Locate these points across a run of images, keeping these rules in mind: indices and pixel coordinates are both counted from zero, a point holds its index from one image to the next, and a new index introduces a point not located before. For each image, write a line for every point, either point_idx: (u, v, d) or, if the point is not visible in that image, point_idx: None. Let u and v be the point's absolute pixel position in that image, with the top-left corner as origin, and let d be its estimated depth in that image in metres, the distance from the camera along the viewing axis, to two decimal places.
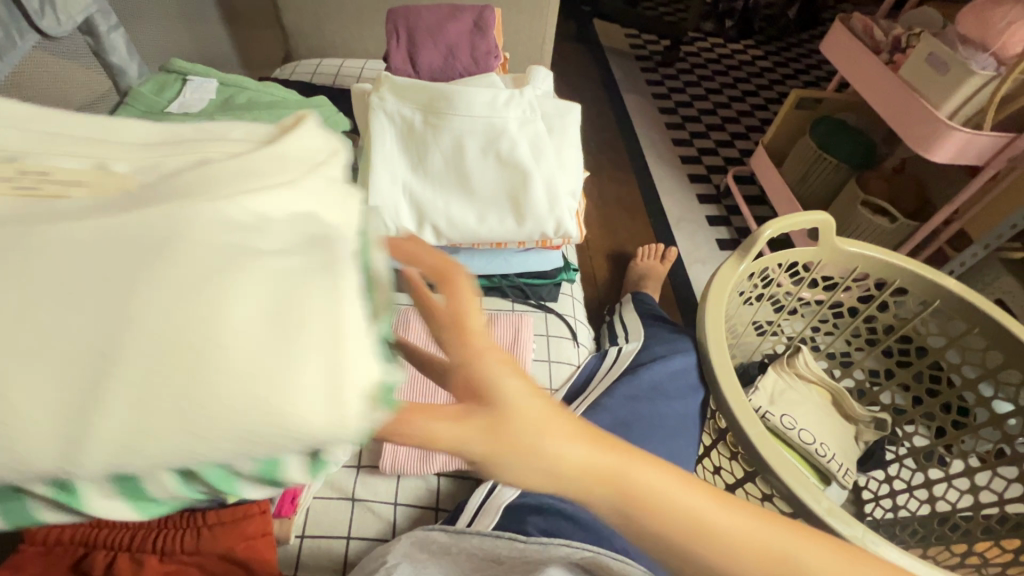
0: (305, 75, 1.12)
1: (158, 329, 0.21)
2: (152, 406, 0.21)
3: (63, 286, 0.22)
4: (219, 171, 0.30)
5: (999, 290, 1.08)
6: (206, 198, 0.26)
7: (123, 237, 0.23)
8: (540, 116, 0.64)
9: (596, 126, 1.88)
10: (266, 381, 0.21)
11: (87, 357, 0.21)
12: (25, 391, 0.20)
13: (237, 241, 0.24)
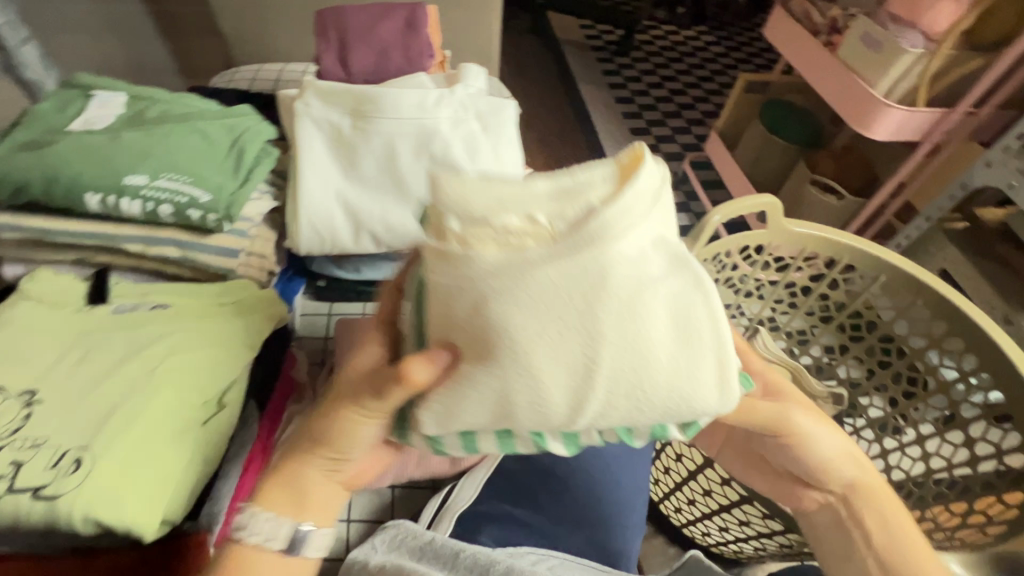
0: (243, 82, 1.08)
1: (630, 354, 0.32)
2: (623, 402, 0.32)
3: (572, 322, 0.31)
4: (589, 214, 0.31)
5: (944, 261, 1.10)
6: (610, 244, 0.31)
7: (590, 284, 0.31)
8: (474, 115, 0.63)
9: (554, 119, 1.88)
10: (678, 390, 0.33)
11: (591, 368, 0.32)
12: (558, 383, 0.32)
13: (646, 284, 0.32)
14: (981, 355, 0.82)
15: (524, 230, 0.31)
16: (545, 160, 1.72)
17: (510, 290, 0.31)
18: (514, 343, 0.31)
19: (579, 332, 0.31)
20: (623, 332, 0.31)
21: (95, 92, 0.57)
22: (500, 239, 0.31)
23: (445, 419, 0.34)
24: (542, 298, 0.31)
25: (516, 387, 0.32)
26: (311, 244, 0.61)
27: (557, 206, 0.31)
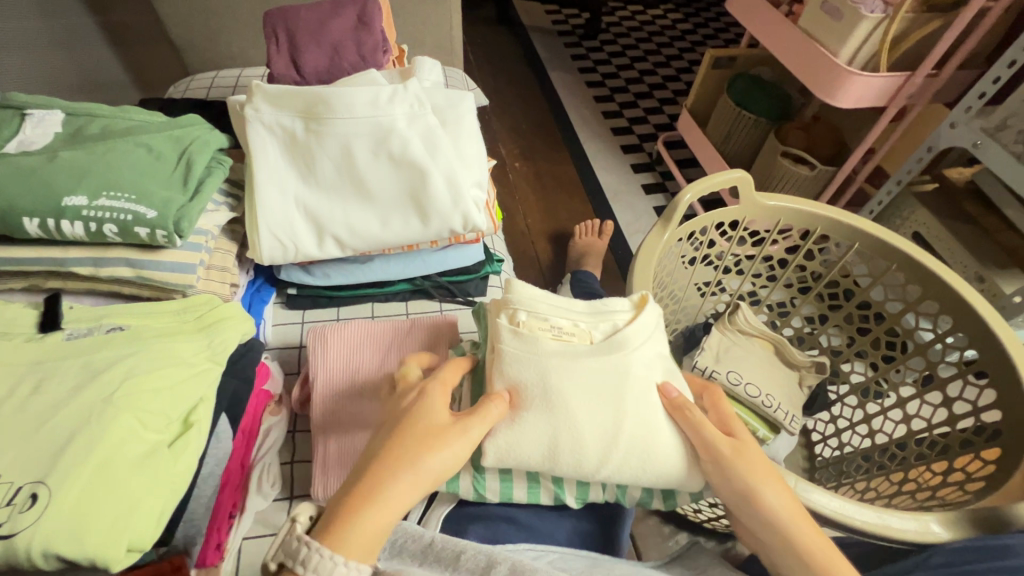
0: (199, 90, 1.05)
1: (636, 425, 0.49)
2: (631, 461, 0.48)
3: (600, 398, 0.49)
4: (615, 330, 0.52)
5: (915, 223, 1.11)
6: (630, 355, 0.51)
7: (614, 376, 0.50)
8: (431, 109, 0.61)
9: (526, 107, 1.86)
10: (669, 463, 0.49)
11: (613, 435, 0.48)
12: (589, 439, 0.48)
13: (648, 388, 0.50)
14: (953, 316, 0.82)
15: (572, 331, 0.52)
16: (519, 150, 1.70)
17: (562, 367, 0.50)
18: (563, 406, 0.49)
19: (606, 401, 0.49)
20: (636, 411, 0.49)
21: (30, 111, 0.55)
22: (556, 334, 0.51)
23: (505, 452, 0.49)
24: (579, 380, 0.49)
25: (562, 438, 0.48)
26: (274, 254, 0.60)
27: (593, 319, 0.53)
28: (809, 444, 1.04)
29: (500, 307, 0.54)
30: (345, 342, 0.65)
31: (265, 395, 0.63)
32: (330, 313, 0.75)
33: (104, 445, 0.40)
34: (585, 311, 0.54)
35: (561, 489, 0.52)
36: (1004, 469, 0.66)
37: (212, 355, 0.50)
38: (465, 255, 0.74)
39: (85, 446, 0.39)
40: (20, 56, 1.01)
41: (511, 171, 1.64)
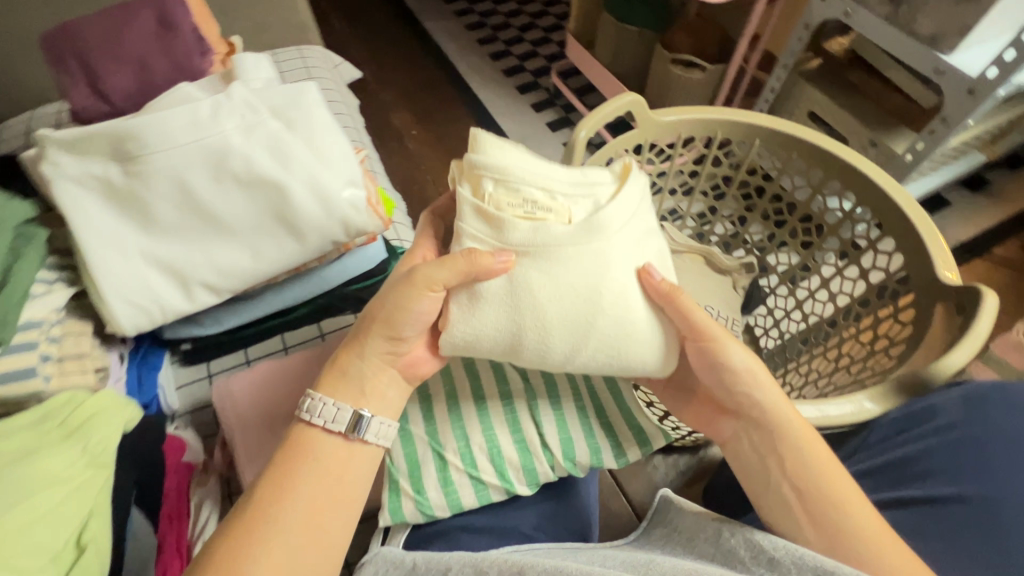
0: (16, 138, 0.87)
1: (610, 299, 0.46)
2: (598, 343, 0.47)
3: (574, 292, 0.46)
4: (596, 211, 0.48)
5: (808, 103, 1.12)
6: (611, 239, 0.47)
7: (588, 259, 0.46)
8: (268, 113, 0.54)
9: (409, 65, 1.73)
10: (633, 343, 0.47)
11: (585, 326, 0.46)
12: (556, 327, 0.46)
13: (628, 285, 0.47)
14: (855, 191, 0.84)
15: (546, 203, 0.47)
16: (413, 115, 1.60)
17: (534, 253, 0.46)
18: (530, 300, 0.46)
19: (571, 295, 0.46)
20: (607, 295, 0.46)
21: None
22: (528, 210, 0.47)
23: (465, 346, 0.47)
24: (557, 264, 0.46)
25: (527, 331, 0.46)
26: (136, 321, 0.52)
27: (572, 193, 0.48)
28: (753, 339, 1.08)
29: (466, 173, 0.49)
30: (247, 384, 0.60)
31: (185, 468, 0.57)
32: (238, 357, 0.68)
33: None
34: (570, 184, 0.48)
35: (508, 480, 0.50)
36: (919, 327, 0.70)
37: (91, 460, 0.44)
38: (363, 260, 0.69)
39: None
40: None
41: (410, 139, 1.54)
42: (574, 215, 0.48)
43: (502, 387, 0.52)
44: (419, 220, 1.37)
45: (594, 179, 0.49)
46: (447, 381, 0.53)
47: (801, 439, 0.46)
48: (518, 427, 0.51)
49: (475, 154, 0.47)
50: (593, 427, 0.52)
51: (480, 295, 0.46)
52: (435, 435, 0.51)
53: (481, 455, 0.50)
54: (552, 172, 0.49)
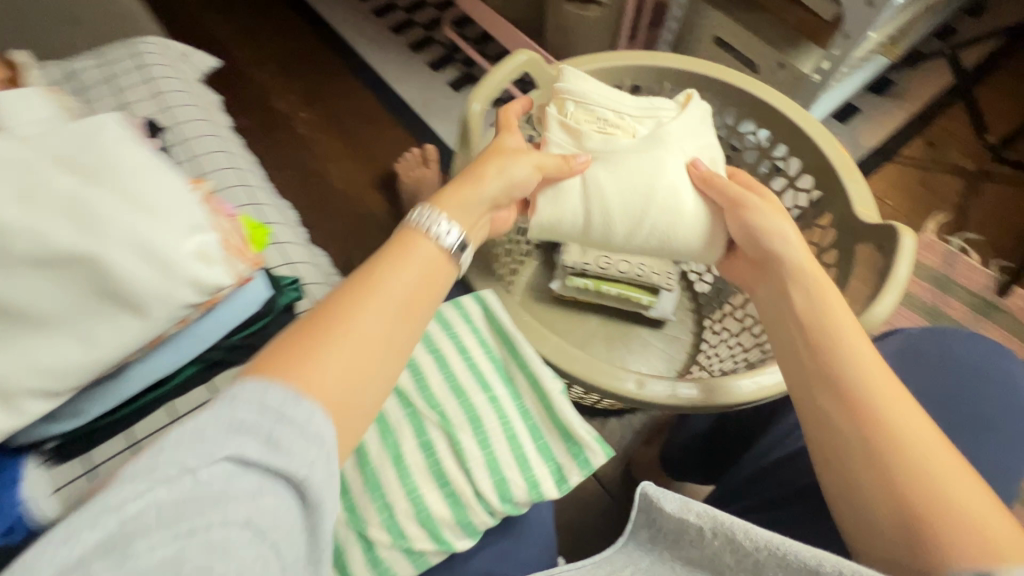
0: None
1: (643, 197, 0.66)
2: (636, 232, 0.66)
3: (645, 173, 0.66)
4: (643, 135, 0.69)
5: (711, 29, 1.06)
6: (655, 150, 0.67)
7: (655, 148, 0.67)
8: (59, 168, 0.43)
9: (284, 33, 1.52)
10: (665, 233, 0.65)
11: (637, 211, 0.66)
12: (627, 206, 0.66)
13: (688, 164, 0.67)
14: (769, 127, 0.81)
15: (615, 121, 0.70)
16: (299, 94, 1.42)
17: (600, 156, 0.68)
18: (600, 191, 0.66)
19: (629, 181, 0.66)
20: (635, 194, 0.66)
21: None
22: (603, 126, 0.70)
23: (551, 228, 0.68)
24: (619, 163, 0.67)
25: (596, 215, 0.66)
26: None
27: (639, 115, 0.71)
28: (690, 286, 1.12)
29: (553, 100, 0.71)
30: None
31: None
32: (119, 443, 0.58)
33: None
34: (640, 104, 0.72)
35: (444, 540, 0.48)
36: (841, 267, 0.70)
37: None
38: (244, 304, 0.58)
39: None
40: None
41: (300, 123, 1.38)
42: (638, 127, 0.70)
43: (422, 441, 0.50)
44: (327, 216, 1.25)
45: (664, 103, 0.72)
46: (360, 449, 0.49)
47: (841, 330, 0.52)
48: (445, 483, 0.49)
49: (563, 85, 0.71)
50: (526, 463, 0.50)
51: (562, 188, 0.66)
52: (359, 517, 0.48)
53: (410, 524, 0.48)
54: (624, 102, 0.72)
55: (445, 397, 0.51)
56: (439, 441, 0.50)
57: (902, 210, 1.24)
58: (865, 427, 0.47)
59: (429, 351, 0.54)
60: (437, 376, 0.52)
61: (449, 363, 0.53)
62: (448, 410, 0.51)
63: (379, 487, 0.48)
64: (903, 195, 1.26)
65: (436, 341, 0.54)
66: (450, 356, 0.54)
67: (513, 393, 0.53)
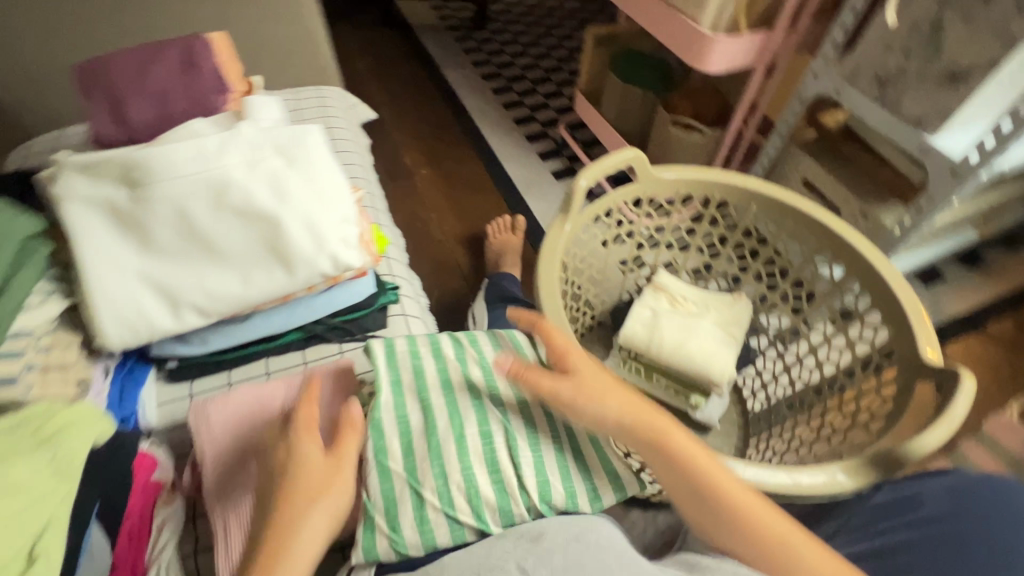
0: (42, 155, 0.93)
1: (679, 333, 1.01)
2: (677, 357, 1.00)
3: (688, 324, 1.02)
4: (696, 311, 1.05)
5: (803, 171, 1.16)
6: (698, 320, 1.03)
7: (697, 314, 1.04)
8: (272, 150, 0.57)
9: (422, 107, 1.80)
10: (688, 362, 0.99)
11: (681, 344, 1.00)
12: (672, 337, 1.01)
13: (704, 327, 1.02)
14: (845, 261, 0.88)
15: (682, 302, 1.06)
16: (424, 157, 1.65)
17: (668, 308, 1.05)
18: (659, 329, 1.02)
19: (681, 330, 1.01)
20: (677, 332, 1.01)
21: None
22: (673, 301, 1.06)
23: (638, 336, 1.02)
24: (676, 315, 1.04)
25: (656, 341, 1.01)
26: (125, 338, 0.54)
27: (698, 301, 1.07)
28: (741, 400, 1.10)
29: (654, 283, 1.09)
30: (229, 413, 0.61)
31: (153, 487, 0.58)
32: (219, 380, 0.69)
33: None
34: (702, 297, 1.08)
35: (481, 514, 0.53)
36: (902, 407, 0.72)
37: (57, 471, 0.46)
38: (355, 291, 0.71)
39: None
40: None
41: (419, 180, 1.59)
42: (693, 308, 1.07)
43: (483, 429, 0.57)
44: (419, 260, 1.40)
45: (722, 299, 1.07)
46: (429, 423, 0.57)
47: (684, 457, 0.54)
48: (497, 470, 0.55)
49: (657, 281, 1.09)
50: (568, 474, 0.56)
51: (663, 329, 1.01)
52: (414, 469, 0.55)
53: (458, 494, 0.54)
54: (689, 293, 1.08)
55: (508, 401, 0.59)
56: (497, 436, 0.57)
57: (983, 382, 1.19)
58: (743, 535, 0.52)
59: (502, 366, 0.62)
60: (504, 384, 0.61)
61: (517, 378, 0.61)
62: (508, 411, 0.59)
63: (440, 454, 0.55)
64: (985, 368, 1.22)
65: (488, 371, 0.63)
66: (514, 378, 0.62)
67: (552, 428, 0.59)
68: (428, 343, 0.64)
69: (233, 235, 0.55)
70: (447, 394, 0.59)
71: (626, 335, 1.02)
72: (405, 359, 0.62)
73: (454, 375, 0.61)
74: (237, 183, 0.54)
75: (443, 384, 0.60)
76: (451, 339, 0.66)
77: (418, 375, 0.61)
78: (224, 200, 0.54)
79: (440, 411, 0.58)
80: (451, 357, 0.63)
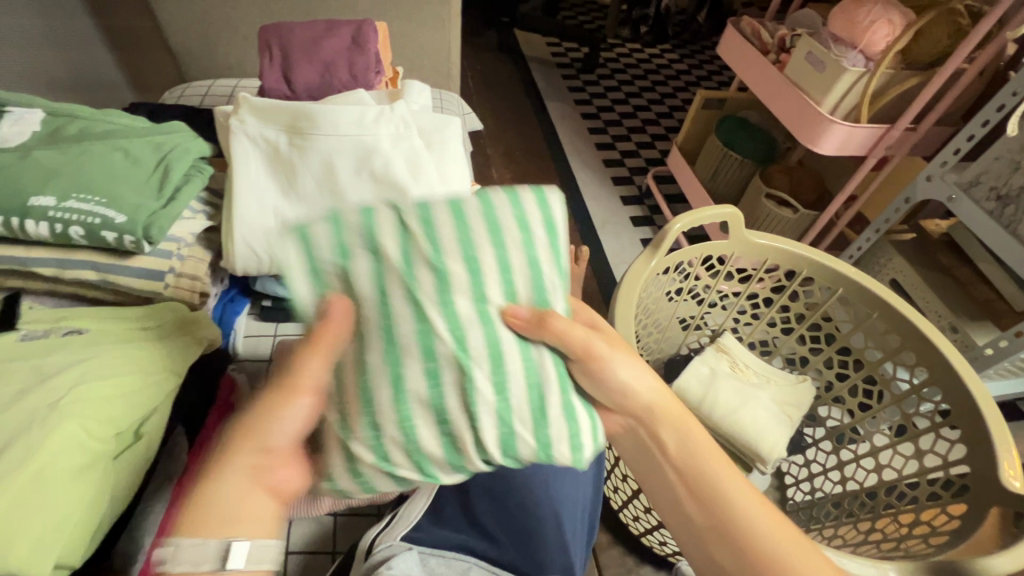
0: (194, 98, 1.04)
1: (733, 398, 0.99)
2: (725, 420, 0.98)
3: (745, 392, 1.00)
4: (756, 382, 1.03)
5: (894, 270, 1.13)
6: (756, 391, 1.01)
7: (755, 386, 1.02)
8: (416, 131, 0.62)
9: (519, 130, 1.88)
10: (738, 428, 0.97)
11: (734, 409, 0.98)
12: (726, 400, 0.99)
13: (758, 398, 1.00)
14: (930, 367, 0.84)
15: (742, 369, 1.04)
16: (511, 176, 1.71)
17: (726, 370, 1.03)
18: (714, 388, 1.00)
19: (736, 395, 1.00)
20: (732, 396, 0.99)
21: (13, 108, 0.58)
22: (734, 366, 1.04)
23: (691, 389, 1.01)
24: (735, 379, 1.02)
25: (707, 399, 0.99)
26: (247, 265, 0.59)
27: (758, 372, 1.05)
28: (782, 486, 1.04)
29: (716, 344, 1.08)
30: None
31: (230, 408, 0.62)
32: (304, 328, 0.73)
33: (35, 458, 0.39)
34: (764, 370, 1.05)
35: (428, 473, 0.42)
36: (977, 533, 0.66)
37: (172, 366, 0.50)
38: None
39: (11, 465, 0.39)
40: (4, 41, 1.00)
41: None
42: (754, 378, 1.04)
43: (429, 366, 0.40)
44: None
45: (784, 377, 1.04)
46: (360, 354, 0.40)
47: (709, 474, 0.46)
48: (447, 421, 0.41)
49: (721, 343, 1.07)
50: (541, 423, 0.42)
51: (715, 387, 1.00)
52: (342, 418, 0.41)
53: (397, 453, 0.41)
54: (752, 361, 1.06)
55: (470, 325, 0.40)
56: (450, 374, 0.40)
57: None
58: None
59: (467, 270, 0.40)
60: (468, 301, 0.41)
61: (486, 289, 0.41)
62: (468, 339, 0.40)
63: (369, 399, 0.40)
64: None
65: (445, 257, 0.40)
66: (487, 289, 0.41)
67: (524, 357, 0.42)
68: (360, 227, 0.39)
69: (364, 198, 0.60)
70: (383, 312, 0.40)
71: (680, 384, 1.00)
72: (323, 255, 0.39)
73: (394, 281, 0.40)
74: (381, 152, 0.59)
75: (379, 291, 0.40)
76: (392, 215, 0.41)
77: (345, 281, 0.40)
78: (367, 164, 0.59)
79: (370, 334, 0.40)
80: (394, 252, 0.40)
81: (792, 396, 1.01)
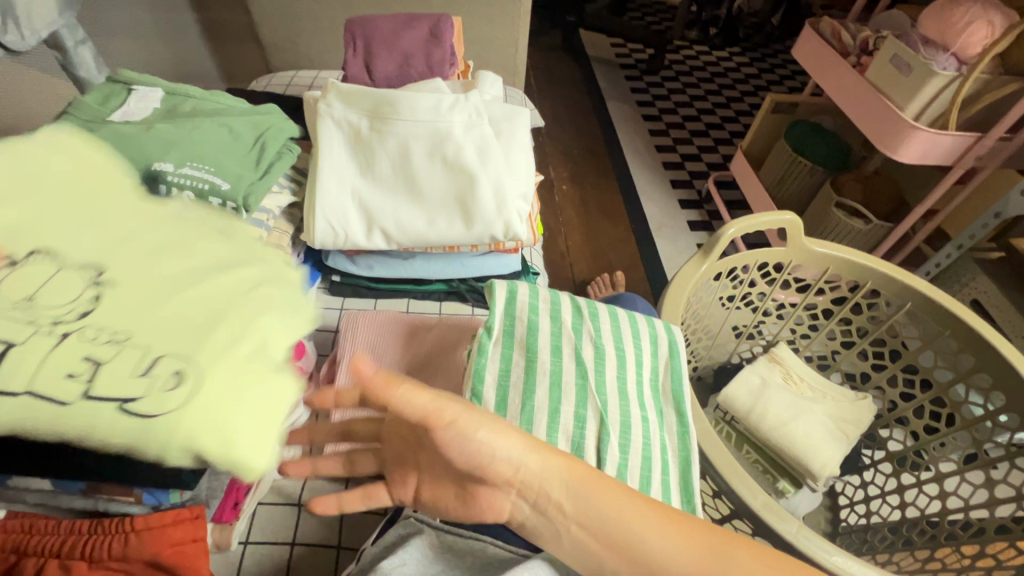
0: (278, 87, 1.11)
1: (783, 410, 0.96)
2: (775, 432, 0.94)
3: (796, 405, 0.97)
4: (809, 396, 0.99)
5: (977, 289, 1.06)
6: (809, 405, 0.98)
7: (809, 399, 0.98)
8: (487, 120, 0.65)
9: (578, 130, 1.88)
10: (788, 442, 0.93)
11: (783, 421, 0.95)
12: (776, 411, 0.96)
13: (811, 413, 0.96)
14: (1008, 391, 0.79)
15: (796, 381, 1.00)
16: (568, 175, 1.72)
17: (777, 381, 1.00)
18: (765, 399, 0.97)
19: (787, 407, 0.96)
20: (782, 407, 0.96)
21: (134, 86, 0.65)
22: (787, 377, 1.01)
23: (739, 397, 0.98)
24: (787, 391, 0.98)
25: (755, 408, 0.96)
26: (325, 239, 0.63)
27: (813, 387, 1.00)
28: (834, 506, 0.99)
29: (769, 354, 1.04)
30: (375, 329, 0.69)
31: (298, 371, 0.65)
32: (368, 303, 0.77)
33: None
34: (820, 384, 1.01)
35: None
36: None
37: None
38: (508, 263, 0.78)
39: (232, 347, 0.29)
40: (121, 32, 1.11)
41: (556, 194, 1.66)
42: (809, 392, 1.00)
43: (579, 410, 0.55)
44: None
45: (843, 393, 1.00)
46: (529, 385, 0.55)
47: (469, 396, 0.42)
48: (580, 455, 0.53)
49: (774, 352, 1.04)
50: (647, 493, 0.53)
51: (765, 397, 0.97)
52: None
53: None
54: (806, 374, 1.02)
55: (613, 396, 0.57)
56: (591, 423, 0.54)
57: None
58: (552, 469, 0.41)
59: (616, 353, 0.60)
60: (612, 374, 0.59)
61: (625, 369, 0.59)
62: (610, 401, 0.56)
63: (530, 419, 0.53)
64: None
65: (604, 343, 0.61)
66: (625, 366, 0.60)
67: (645, 427, 0.56)
68: (548, 300, 0.62)
69: (432, 181, 0.63)
70: (554, 359, 0.57)
71: (728, 391, 0.98)
72: (521, 309, 0.61)
73: (566, 344, 0.59)
74: (452, 139, 0.63)
75: (554, 347, 0.58)
76: (567, 302, 0.64)
77: (534, 332, 0.59)
78: (438, 149, 0.63)
79: (543, 374, 0.56)
80: (568, 323, 0.61)
81: (848, 415, 0.97)
